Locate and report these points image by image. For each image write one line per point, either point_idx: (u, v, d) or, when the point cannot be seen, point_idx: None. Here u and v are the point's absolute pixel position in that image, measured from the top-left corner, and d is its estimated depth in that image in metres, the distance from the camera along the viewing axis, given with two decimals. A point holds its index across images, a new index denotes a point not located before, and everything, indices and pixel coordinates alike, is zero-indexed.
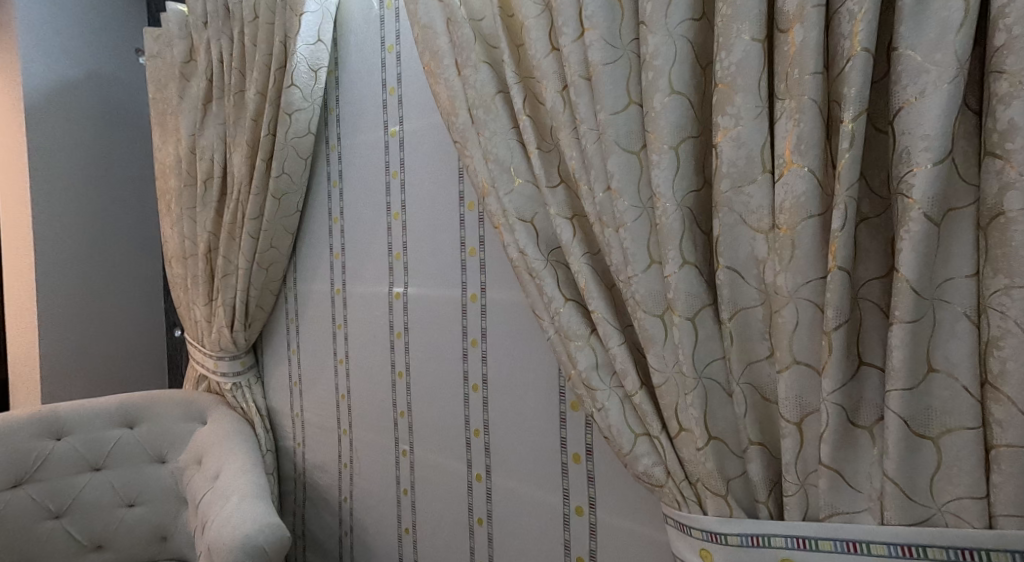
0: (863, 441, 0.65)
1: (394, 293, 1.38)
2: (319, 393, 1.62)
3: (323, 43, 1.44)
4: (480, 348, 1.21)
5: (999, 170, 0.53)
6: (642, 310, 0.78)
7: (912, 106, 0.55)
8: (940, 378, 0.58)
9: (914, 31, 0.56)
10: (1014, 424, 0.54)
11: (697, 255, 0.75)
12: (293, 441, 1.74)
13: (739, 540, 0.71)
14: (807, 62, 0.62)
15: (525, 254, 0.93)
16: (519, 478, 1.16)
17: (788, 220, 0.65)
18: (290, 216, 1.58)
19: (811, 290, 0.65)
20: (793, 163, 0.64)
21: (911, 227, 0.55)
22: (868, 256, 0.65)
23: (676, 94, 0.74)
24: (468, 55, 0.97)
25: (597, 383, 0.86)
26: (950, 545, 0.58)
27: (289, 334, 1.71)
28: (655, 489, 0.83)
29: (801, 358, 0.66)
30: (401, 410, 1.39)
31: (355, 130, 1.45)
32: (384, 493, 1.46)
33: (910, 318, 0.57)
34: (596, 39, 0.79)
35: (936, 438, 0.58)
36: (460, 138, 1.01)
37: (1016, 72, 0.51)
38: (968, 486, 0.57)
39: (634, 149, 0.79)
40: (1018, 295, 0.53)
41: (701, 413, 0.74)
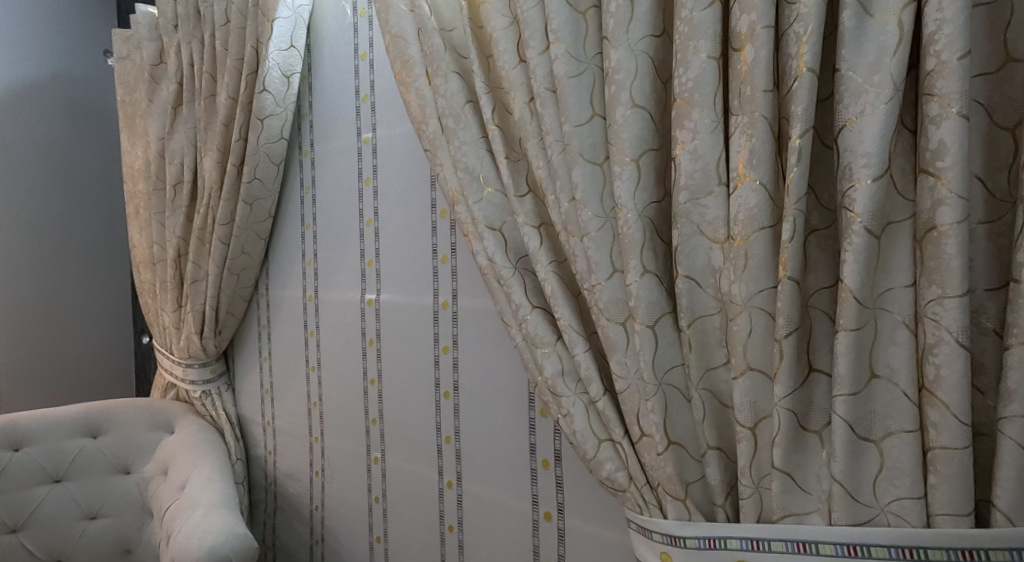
0: (812, 444, 0.67)
1: (366, 300, 1.38)
2: (291, 400, 1.61)
3: (295, 50, 1.44)
4: (451, 355, 1.21)
5: (932, 186, 0.56)
6: (605, 317, 0.80)
7: (853, 125, 0.58)
8: (882, 384, 0.61)
9: (855, 54, 0.58)
10: (948, 426, 0.57)
11: (658, 264, 0.77)
12: (263, 449, 1.72)
13: (697, 543, 0.73)
14: (758, 80, 0.65)
15: (494, 261, 0.94)
16: (489, 484, 1.16)
17: (741, 231, 0.68)
18: (262, 221, 1.57)
19: (763, 299, 0.67)
20: (746, 177, 0.67)
21: (854, 239, 0.58)
22: (818, 266, 0.67)
23: (637, 108, 0.76)
24: (438, 64, 0.98)
25: (563, 390, 0.88)
26: (892, 544, 0.60)
27: (260, 341, 1.69)
28: (618, 494, 0.84)
29: (754, 364, 0.68)
30: (373, 418, 1.39)
31: (328, 136, 1.45)
32: (356, 501, 1.45)
33: (854, 326, 0.59)
34: (562, 53, 0.81)
35: (878, 441, 0.61)
36: (430, 146, 1.01)
37: (945, 95, 0.54)
38: (908, 487, 0.59)
39: (598, 160, 0.81)
40: (951, 305, 0.56)
41: (661, 418, 0.76)
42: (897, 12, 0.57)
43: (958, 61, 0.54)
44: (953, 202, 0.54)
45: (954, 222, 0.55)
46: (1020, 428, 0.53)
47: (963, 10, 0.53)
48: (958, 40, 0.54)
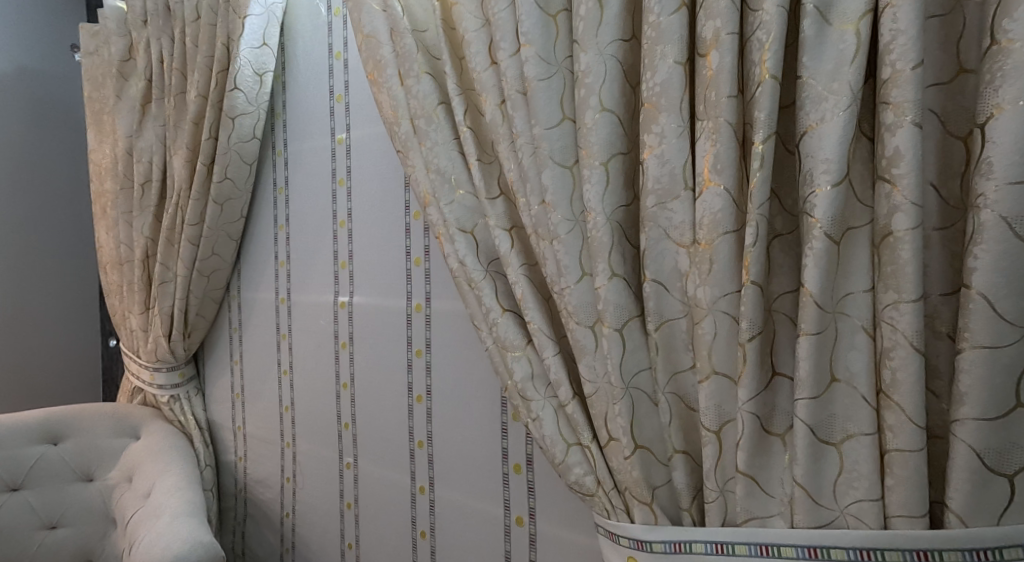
0: (775, 447, 0.68)
1: (339, 302, 1.36)
2: (262, 405, 1.58)
3: (268, 48, 1.42)
4: (424, 359, 1.20)
5: (889, 193, 0.57)
6: (574, 321, 0.80)
7: (814, 131, 0.59)
8: (841, 388, 0.61)
9: (815, 61, 0.59)
10: (903, 429, 0.58)
11: (626, 268, 0.77)
12: (234, 455, 1.69)
13: (663, 547, 0.73)
14: (723, 86, 0.65)
15: (465, 264, 0.93)
16: (461, 489, 1.15)
17: (706, 235, 0.68)
18: (233, 222, 1.54)
19: (727, 303, 0.68)
20: (711, 182, 0.67)
21: (814, 244, 0.59)
22: (781, 270, 0.68)
23: (606, 112, 0.76)
24: (411, 65, 0.97)
25: (533, 393, 0.87)
26: (850, 546, 0.60)
27: (231, 344, 1.66)
28: (587, 498, 0.84)
29: (719, 368, 0.69)
30: (345, 422, 1.37)
31: (301, 136, 1.43)
32: (328, 507, 1.43)
33: (814, 330, 0.60)
34: (532, 55, 0.81)
35: (838, 444, 0.62)
36: (402, 147, 1.00)
37: (900, 104, 0.55)
38: (866, 489, 0.60)
39: (568, 163, 0.81)
40: (906, 309, 0.57)
41: (628, 422, 0.76)
42: (854, 22, 0.58)
43: (912, 71, 0.55)
44: (908, 209, 0.55)
45: (909, 229, 0.56)
46: (971, 430, 0.54)
47: (916, 21, 0.55)
48: (912, 50, 0.55)
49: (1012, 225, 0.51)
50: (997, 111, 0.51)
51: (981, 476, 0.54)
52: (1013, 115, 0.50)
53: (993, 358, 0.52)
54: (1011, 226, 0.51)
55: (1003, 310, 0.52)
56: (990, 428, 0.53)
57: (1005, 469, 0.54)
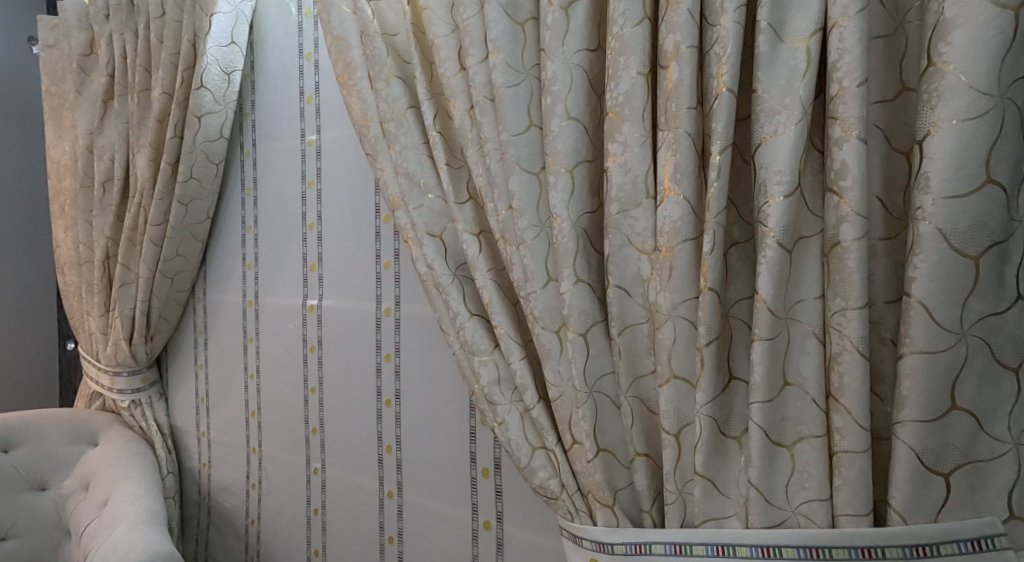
0: (732, 449, 0.70)
1: (307, 305, 1.35)
2: (227, 410, 1.56)
3: (236, 46, 1.40)
4: (393, 363, 1.20)
5: (837, 205, 0.59)
6: (540, 326, 0.81)
7: (768, 143, 0.61)
8: (793, 391, 0.63)
9: (769, 76, 0.62)
10: (850, 431, 0.60)
11: (591, 274, 0.79)
12: (198, 461, 1.66)
13: (624, 548, 0.74)
14: (682, 98, 0.67)
15: (433, 268, 0.93)
16: (430, 494, 1.15)
17: (667, 242, 0.70)
18: (199, 222, 1.51)
19: (686, 309, 0.69)
20: (671, 191, 0.69)
21: (767, 253, 0.61)
22: (738, 277, 0.70)
23: (572, 119, 0.77)
24: (380, 69, 0.97)
25: (499, 398, 0.88)
26: (801, 544, 0.62)
27: (195, 348, 1.64)
28: (551, 501, 0.85)
29: (679, 372, 0.70)
30: (313, 427, 1.35)
31: (270, 137, 1.42)
32: (294, 513, 1.41)
33: (768, 335, 0.62)
34: (499, 62, 0.82)
35: (790, 446, 0.64)
36: (372, 150, 1.00)
37: (847, 119, 0.58)
38: (816, 489, 0.62)
39: (535, 170, 0.82)
40: (853, 316, 0.59)
41: (591, 426, 0.77)
42: (804, 39, 0.60)
43: (857, 88, 0.57)
44: (854, 220, 0.58)
45: (855, 239, 0.58)
46: (911, 431, 0.56)
47: (861, 41, 0.57)
48: (857, 69, 0.57)
49: (946, 237, 0.54)
50: (934, 128, 0.54)
51: (921, 476, 0.57)
52: (947, 132, 0.53)
53: (931, 362, 0.55)
54: (946, 237, 0.54)
55: (940, 317, 0.54)
56: (929, 430, 0.56)
57: (941, 468, 0.56)
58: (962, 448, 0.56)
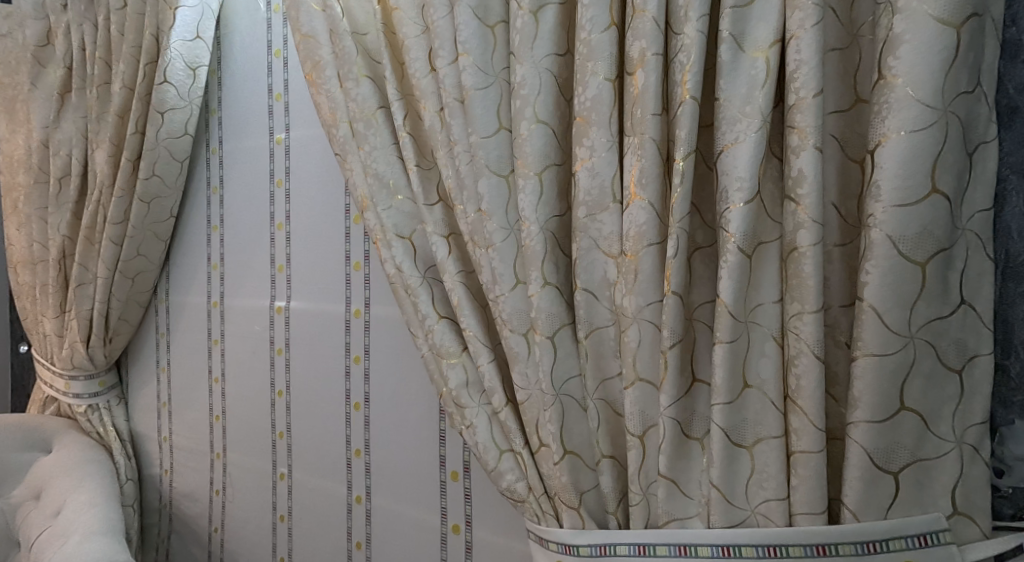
0: (695, 450, 0.71)
1: (275, 307, 1.33)
2: (190, 414, 1.53)
3: (202, 41, 1.37)
4: (362, 365, 1.19)
5: (794, 211, 0.61)
6: (508, 329, 0.82)
7: (730, 150, 0.63)
8: (753, 393, 0.65)
9: (731, 84, 0.63)
10: (807, 432, 0.61)
11: (559, 277, 0.79)
12: (159, 467, 1.62)
13: (589, 550, 0.75)
14: (648, 104, 0.68)
15: (402, 270, 0.93)
16: (399, 499, 1.15)
17: (633, 246, 0.71)
18: (162, 222, 1.48)
19: (651, 312, 0.70)
20: (636, 196, 0.70)
21: (729, 257, 0.62)
22: (702, 281, 0.71)
23: (541, 123, 0.78)
24: (350, 68, 0.96)
25: (467, 400, 0.88)
26: (760, 543, 0.63)
27: (158, 350, 1.60)
28: (518, 504, 0.85)
29: (643, 374, 0.71)
30: (280, 431, 1.33)
31: (237, 135, 1.40)
32: (260, 520, 1.39)
33: (728, 338, 0.63)
34: (469, 64, 0.82)
35: (749, 447, 0.65)
36: (340, 150, 0.99)
37: (804, 128, 0.59)
38: (774, 489, 0.64)
39: (504, 172, 0.82)
40: (809, 320, 0.61)
41: (558, 428, 0.78)
42: (764, 50, 0.62)
43: (813, 98, 0.59)
44: (811, 226, 0.60)
45: (811, 244, 0.60)
46: (863, 432, 0.58)
47: (817, 52, 0.59)
48: (813, 79, 0.59)
49: (896, 243, 0.55)
50: (884, 139, 0.56)
51: (873, 475, 0.59)
52: (896, 143, 0.55)
53: (882, 365, 0.57)
54: (896, 244, 0.56)
55: (890, 321, 0.56)
56: (879, 430, 0.58)
57: (891, 466, 0.58)
58: (910, 447, 0.58)
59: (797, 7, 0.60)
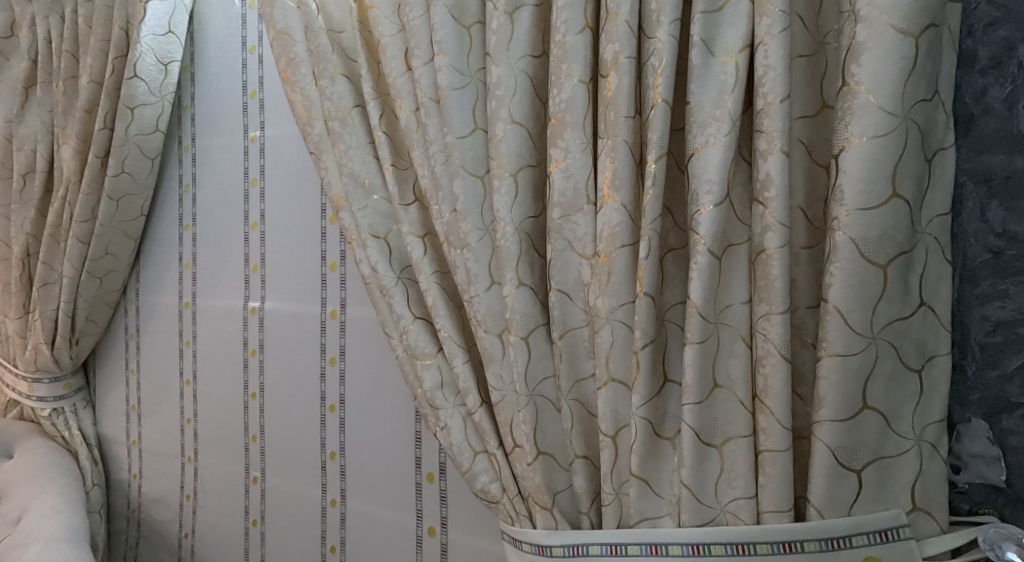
0: (666, 450, 0.71)
1: (249, 308, 1.31)
2: (161, 418, 1.50)
3: (174, 36, 1.35)
4: (338, 367, 1.18)
5: (762, 214, 0.62)
6: (483, 329, 0.82)
7: (700, 153, 0.64)
8: (722, 393, 0.66)
9: (701, 88, 0.64)
10: (774, 431, 0.62)
11: (534, 278, 0.79)
12: (127, 472, 1.59)
13: (562, 550, 0.75)
14: (621, 107, 0.69)
15: (377, 270, 0.92)
16: (374, 501, 1.14)
17: (606, 247, 0.71)
18: (132, 220, 1.45)
19: (624, 313, 0.71)
20: (610, 198, 0.71)
21: (699, 259, 0.63)
22: (674, 282, 0.72)
23: (516, 124, 0.78)
24: (325, 65, 0.95)
25: (442, 402, 0.88)
26: (728, 541, 0.64)
27: (127, 352, 1.57)
28: (492, 506, 0.85)
29: (616, 375, 0.72)
30: (253, 434, 1.32)
31: (211, 133, 1.38)
32: (231, 525, 1.37)
33: (698, 339, 0.64)
34: (445, 65, 0.82)
35: (719, 446, 0.66)
36: (316, 149, 0.98)
37: (771, 133, 0.61)
38: (743, 487, 0.65)
39: (479, 173, 0.82)
40: (776, 321, 0.62)
41: (532, 429, 0.78)
42: (733, 55, 0.63)
43: (780, 103, 0.60)
44: (778, 229, 0.61)
45: (778, 247, 0.61)
46: (828, 431, 0.59)
47: (784, 58, 0.60)
48: (780, 85, 0.60)
49: (859, 247, 0.57)
50: (847, 144, 0.57)
51: (837, 473, 0.60)
52: (859, 148, 0.56)
53: (846, 365, 0.58)
54: (859, 247, 0.57)
55: (853, 321, 0.58)
56: (843, 428, 0.59)
57: (855, 464, 0.60)
58: (872, 445, 0.60)
59: (765, 14, 0.61)
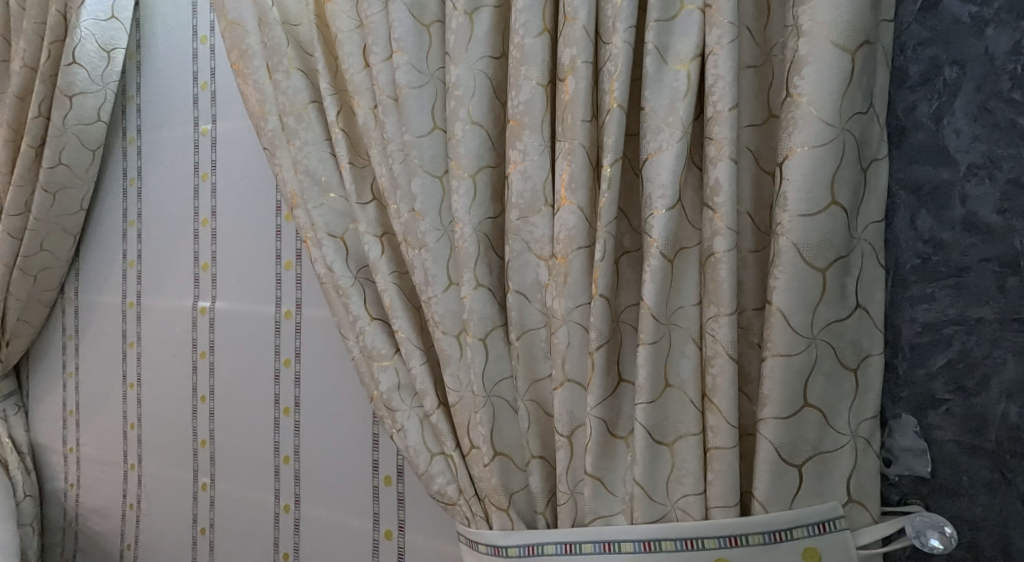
0: (620, 449, 0.73)
1: (198, 307, 1.28)
2: (102, 423, 1.45)
3: (118, 22, 1.31)
4: (292, 368, 1.16)
5: (711, 219, 0.64)
6: (441, 330, 0.82)
7: (654, 158, 0.65)
8: (674, 393, 0.68)
9: (655, 94, 0.66)
10: (722, 429, 0.65)
11: (492, 279, 0.80)
12: (64, 482, 1.52)
13: (517, 550, 0.75)
14: (578, 111, 0.70)
15: (332, 270, 0.92)
16: (329, 505, 1.12)
17: (563, 249, 0.72)
18: (71, 215, 1.39)
19: (580, 314, 0.72)
20: (567, 200, 0.72)
21: (651, 262, 0.65)
22: (628, 284, 0.74)
23: (475, 124, 0.78)
24: (279, 59, 0.94)
25: (398, 403, 0.88)
26: (678, 537, 0.66)
27: (64, 354, 1.51)
28: (449, 507, 0.85)
29: (572, 375, 0.73)
30: (202, 439, 1.29)
31: (159, 125, 1.34)
32: (178, 534, 1.33)
33: (651, 340, 0.66)
34: (404, 63, 0.82)
35: (670, 444, 0.68)
36: (269, 144, 0.97)
37: (720, 140, 0.63)
38: (692, 484, 0.67)
39: (438, 173, 0.83)
40: (724, 322, 0.64)
41: (489, 430, 0.78)
42: (686, 63, 0.65)
43: (728, 112, 0.62)
44: (726, 233, 0.63)
45: (726, 251, 0.63)
46: (771, 427, 0.61)
47: (732, 68, 0.62)
48: (729, 94, 0.62)
49: (801, 251, 0.59)
50: (791, 153, 0.59)
51: (780, 468, 0.62)
52: (801, 157, 0.59)
53: (788, 364, 0.60)
54: (801, 251, 0.59)
55: (795, 322, 0.60)
56: (785, 425, 0.61)
57: (796, 460, 0.62)
58: (813, 441, 0.62)
59: (715, 25, 0.63)
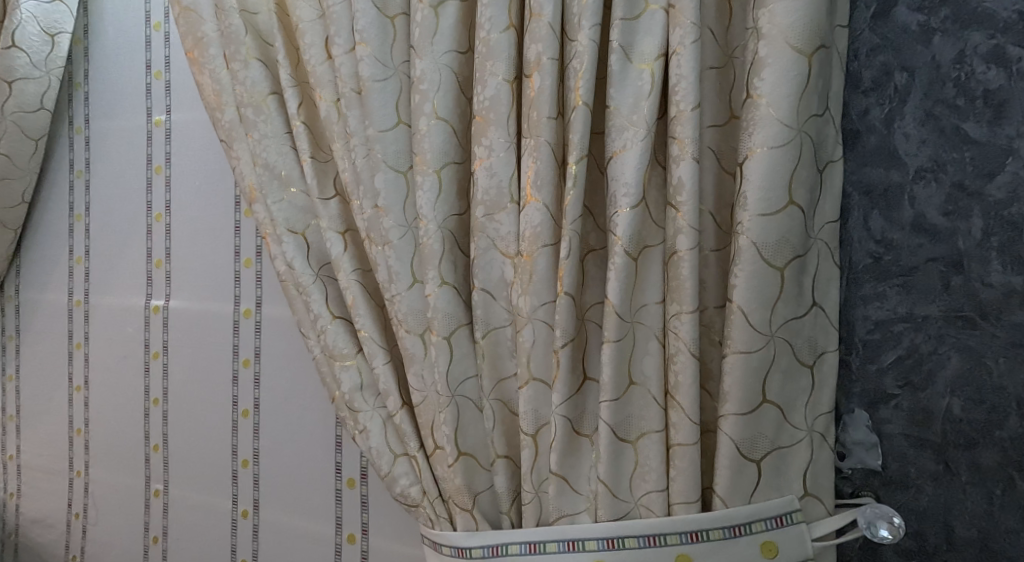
0: (585, 447, 0.73)
1: (151, 306, 1.24)
2: (45, 428, 1.39)
3: (64, 5, 1.26)
4: (252, 369, 1.13)
5: (674, 217, 0.65)
6: (404, 329, 0.81)
7: (619, 157, 0.66)
8: (638, 390, 0.68)
9: (620, 93, 0.66)
10: (684, 426, 0.65)
11: (457, 277, 0.80)
12: (4, 492, 1.46)
13: (482, 552, 0.75)
14: (544, 107, 0.71)
15: (293, 267, 0.90)
16: (290, 509, 1.10)
17: (528, 247, 0.72)
18: (12, 208, 1.33)
19: (545, 312, 0.72)
20: (532, 198, 0.72)
21: (616, 260, 0.65)
22: (594, 282, 0.74)
23: (440, 120, 0.78)
24: (237, 48, 0.91)
25: (361, 404, 0.87)
26: (640, 534, 0.66)
27: (5, 355, 1.45)
28: (411, 509, 0.84)
29: (538, 373, 0.73)
30: (155, 443, 1.25)
31: (109, 115, 1.30)
32: (130, 543, 1.29)
33: (615, 337, 0.66)
34: (367, 55, 0.81)
35: (634, 441, 0.68)
36: (227, 136, 0.95)
37: (683, 140, 0.64)
38: (655, 481, 0.67)
39: (402, 168, 0.82)
40: (686, 319, 0.65)
41: (452, 430, 0.78)
42: (650, 62, 0.66)
43: (691, 111, 0.63)
44: (688, 232, 0.64)
45: (689, 249, 0.64)
46: (732, 423, 0.62)
47: (695, 69, 0.63)
48: (691, 94, 0.63)
49: (760, 250, 0.60)
50: (751, 153, 0.61)
51: (740, 464, 0.63)
52: (761, 156, 0.60)
53: (748, 361, 0.61)
54: (760, 250, 0.60)
55: (754, 320, 0.61)
56: (745, 421, 0.62)
57: (755, 455, 0.63)
58: (771, 437, 0.64)
59: (678, 25, 0.64)
